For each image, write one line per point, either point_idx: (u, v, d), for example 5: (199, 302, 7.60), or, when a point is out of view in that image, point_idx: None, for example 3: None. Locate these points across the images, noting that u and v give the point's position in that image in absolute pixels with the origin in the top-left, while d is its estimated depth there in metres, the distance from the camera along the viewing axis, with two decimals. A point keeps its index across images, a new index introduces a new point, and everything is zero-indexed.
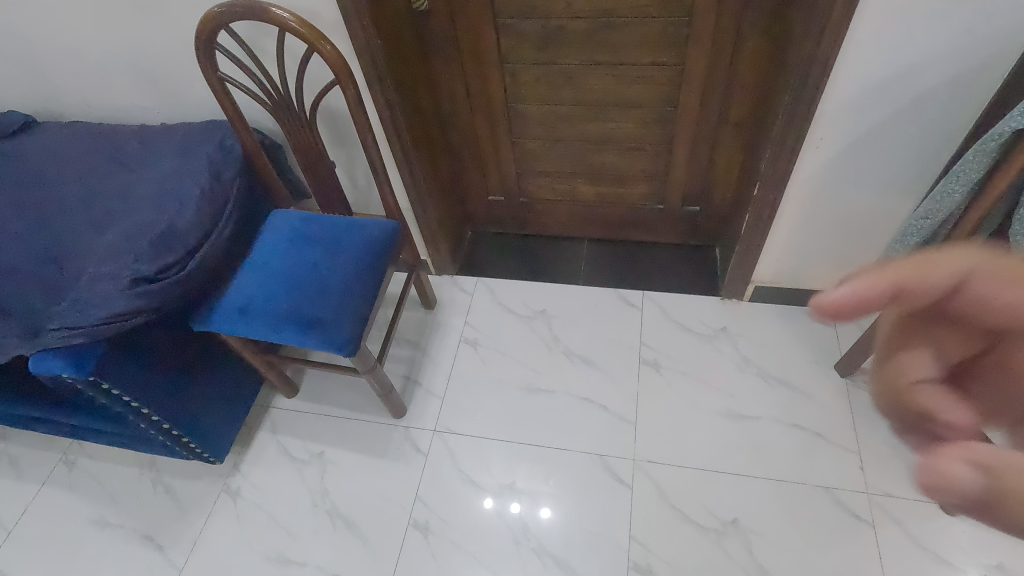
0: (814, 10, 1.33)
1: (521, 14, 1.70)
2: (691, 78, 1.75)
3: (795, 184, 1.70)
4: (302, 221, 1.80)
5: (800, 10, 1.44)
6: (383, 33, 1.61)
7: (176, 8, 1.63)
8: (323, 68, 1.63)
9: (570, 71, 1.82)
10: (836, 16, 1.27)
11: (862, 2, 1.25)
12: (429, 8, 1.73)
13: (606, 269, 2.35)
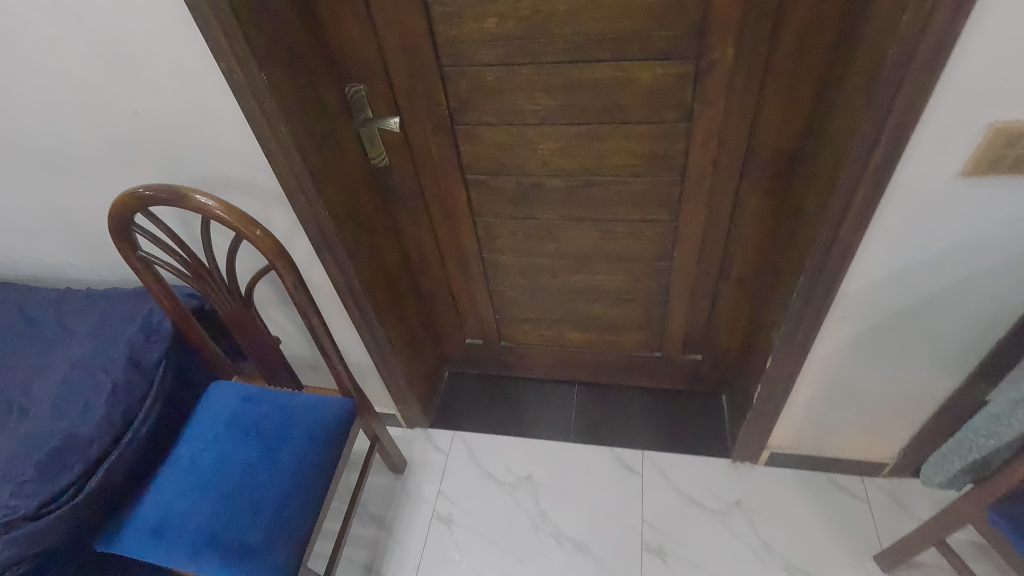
0: (830, 192, 1.12)
1: (492, 170, 1.51)
2: (686, 235, 1.54)
3: (814, 360, 1.45)
4: (242, 403, 1.52)
5: (809, 181, 1.24)
6: (335, 201, 1.41)
7: (100, 174, 1.43)
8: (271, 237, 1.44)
9: (550, 225, 1.62)
10: (858, 206, 1.07)
11: (888, 191, 1.04)
12: (389, 163, 1.54)
13: (600, 421, 2.07)
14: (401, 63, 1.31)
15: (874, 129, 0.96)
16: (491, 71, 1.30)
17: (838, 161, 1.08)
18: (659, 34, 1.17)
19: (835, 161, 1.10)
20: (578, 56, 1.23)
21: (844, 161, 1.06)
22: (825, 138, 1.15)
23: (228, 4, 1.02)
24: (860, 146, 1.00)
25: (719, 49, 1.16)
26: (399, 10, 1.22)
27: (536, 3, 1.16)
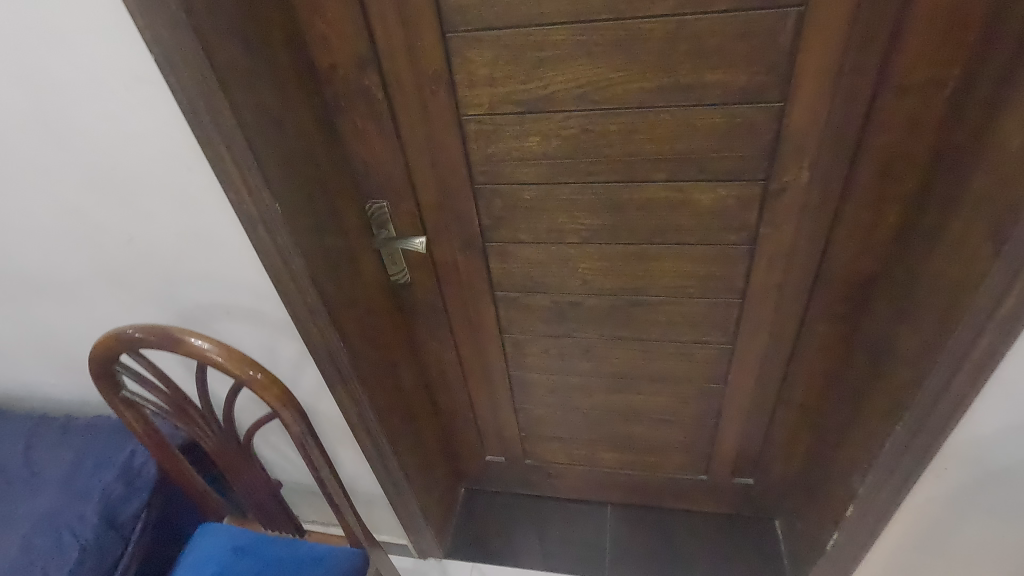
0: (935, 337, 0.96)
1: (525, 288, 1.36)
2: (744, 358, 1.37)
3: (904, 511, 1.24)
4: (231, 558, 1.28)
5: (898, 314, 1.08)
6: (352, 328, 1.24)
7: (88, 296, 1.27)
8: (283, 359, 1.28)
9: (589, 343, 1.45)
10: (978, 359, 0.89)
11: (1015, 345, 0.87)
12: (410, 279, 1.39)
13: (638, 553, 1.82)
14: (430, 180, 1.19)
15: (1005, 279, 0.80)
16: (530, 189, 1.16)
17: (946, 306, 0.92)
18: (723, 155, 1.04)
19: (941, 303, 0.94)
20: (631, 176, 1.10)
21: (958, 307, 0.89)
22: (922, 271, 0.99)
23: (242, 133, 0.88)
24: (983, 295, 0.84)
25: (793, 172, 1.02)
26: (431, 128, 1.10)
27: (585, 122, 1.04)
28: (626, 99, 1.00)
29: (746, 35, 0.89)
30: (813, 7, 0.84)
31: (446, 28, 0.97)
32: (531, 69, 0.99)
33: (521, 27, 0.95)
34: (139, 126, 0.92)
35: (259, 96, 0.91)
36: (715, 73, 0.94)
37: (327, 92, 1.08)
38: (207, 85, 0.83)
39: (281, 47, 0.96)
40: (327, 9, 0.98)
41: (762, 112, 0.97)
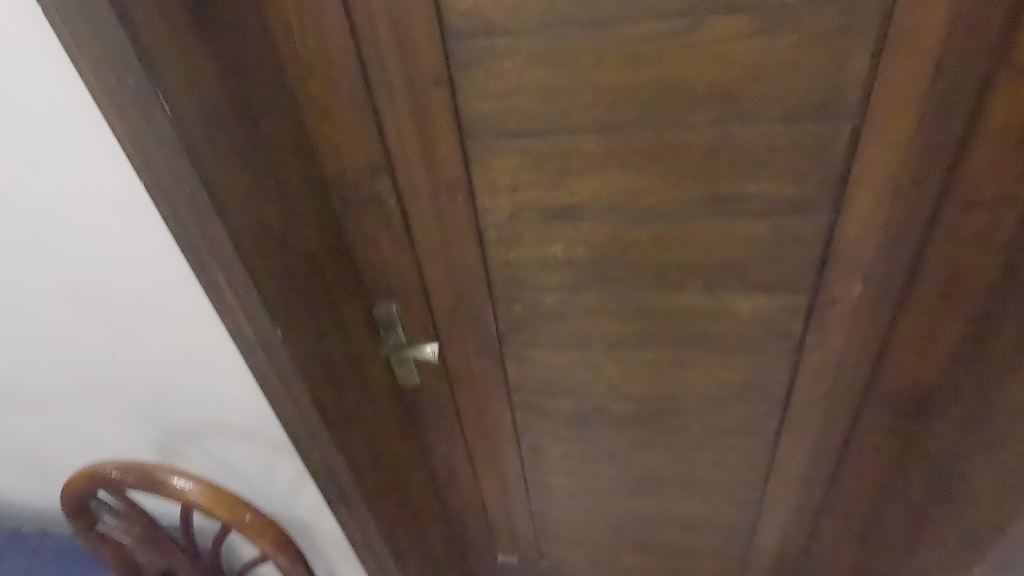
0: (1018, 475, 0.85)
1: (545, 392, 1.25)
2: (785, 467, 1.25)
3: None
4: None
5: (965, 436, 0.97)
6: (357, 446, 1.12)
7: (67, 410, 1.16)
8: (281, 472, 1.16)
9: (613, 447, 1.33)
10: None
11: None
12: (420, 382, 1.27)
13: None
14: (444, 284, 1.09)
15: None
16: (553, 295, 1.07)
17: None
18: (767, 265, 0.95)
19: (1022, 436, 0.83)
20: (664, 284, 1.01)
21: None
22: (996, 396, 0.89)
23: (241, 258, 0.79)
24: None
25: (844, 283, 0.93)
26: (447, 233, 1.02)
27: (615, 230, 0.96)
28: (660, 208, 0.92)
29: (796, 148, 0.82)
30: (870, 121, 0.77)
31: (466, 136, 0.90)
32: (557, 177, 0.92)
33: (548, 136, 0.88)
34: (127, 248, 0.83)
35: (262, 215, 0.83)
36: (760, 185, 0.86)
37: (336, 196, 1.00)
38: (203, 211, 0.74)
39: (288, 157, 0.88)
40: (338, 116, 0.91)
41: (812, 224, 0.89)
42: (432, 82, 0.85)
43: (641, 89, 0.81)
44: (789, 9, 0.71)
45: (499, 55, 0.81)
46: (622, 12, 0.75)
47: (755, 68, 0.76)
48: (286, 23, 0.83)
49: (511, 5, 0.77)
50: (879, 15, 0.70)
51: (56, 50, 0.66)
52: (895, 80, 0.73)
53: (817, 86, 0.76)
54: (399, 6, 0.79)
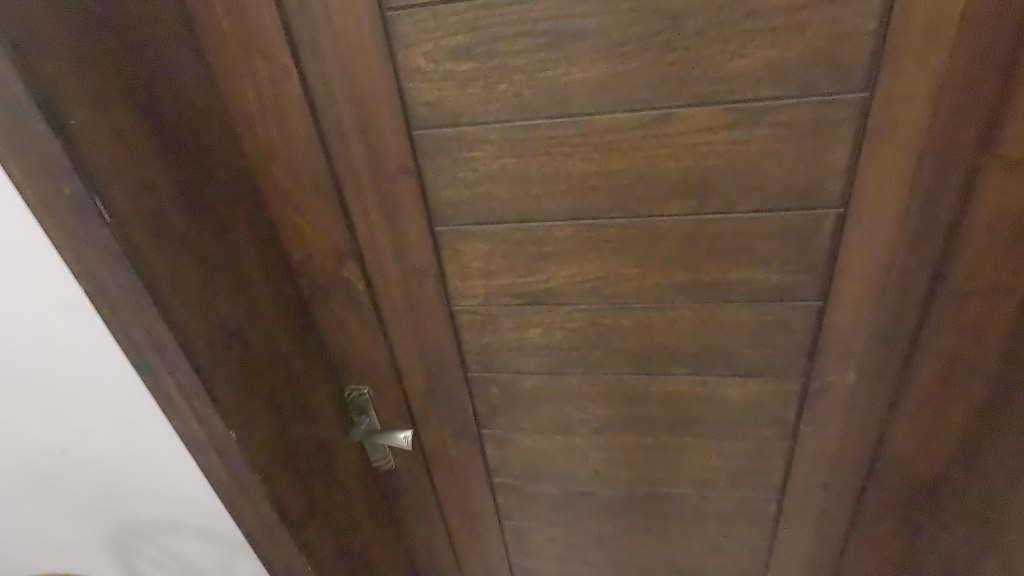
0: None
1: (526, 476, 1.17)
2: (786, 556, 1.16)
3: None
4: None
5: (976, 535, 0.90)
6: (323, 545, 1.03)
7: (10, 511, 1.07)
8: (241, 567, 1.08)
9: (601, 533, 1.24)
10: None
11: None
12: (395, 466, 1.19)
13: None
14: (417, 367, 1.04)
15: None
16: (531, 378, 1.02)
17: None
18: (755, 350, 0.89)
19: None
20: (647, 368, 0.95)
21: None
22: (1006, 495, 0.83)
23: (188, 359, 0.74)
24: None
25: (837, 371, 0.88)
26: (418, 316, 0.97)
27: (594, 315, 0.91)
28: (640, 293, 0.87)
29: (779, 235, 0.78)
30: (854, 210, 0.74)
31: (434, 222, 0.86)
32: (531, 262, 0.88)
33: (520, 222, 0.84)
34: (71, 347, 0.78)
35: (214, 310, 0.78)
36: (742, 271, 0.82)
37: (301, 280, 0.96)
38: (144, 314, 0.69)
39: (247, 245, 0.84)
40: (301, 201, 0.87)
41: (799, 310, 0.84)
42: (398, 170, 0.82)
43: (614, 177, 0.77)
44: (763, 101, 0.69)
45: (467, 144, 0.78)
46: (592, 103, 0.72)
47: (731, 157, 0.73)
48: (247, 113, 0.80)
49: (477, 96, 0.75)
50: (855, 107, 0.67)
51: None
52: (877, 171, 0.70)
53: (796, 175, 0.73)
54: (361, 97, 0.76)
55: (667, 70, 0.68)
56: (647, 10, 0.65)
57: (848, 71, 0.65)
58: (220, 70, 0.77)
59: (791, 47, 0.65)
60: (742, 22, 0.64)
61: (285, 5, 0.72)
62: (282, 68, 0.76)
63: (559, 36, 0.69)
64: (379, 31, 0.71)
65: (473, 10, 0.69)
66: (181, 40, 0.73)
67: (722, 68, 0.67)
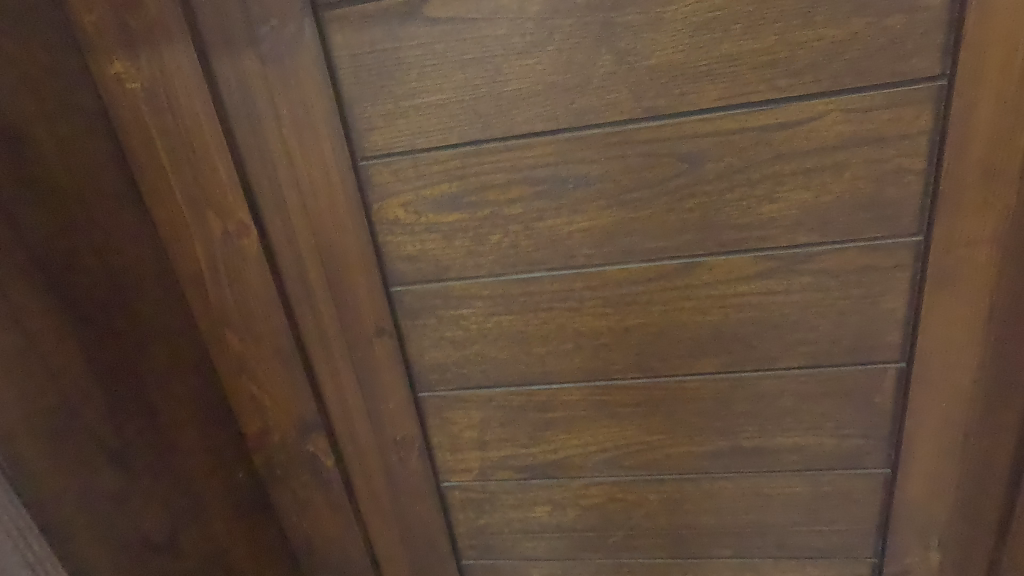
0: None
1: None
2: None
3: None
4: None
5: None
6: None
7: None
8: None
9: None
10: None
11: None
12: None
13: None
14: (398, 557, 0.84)
15: None
16: (539, 567, 0.82)
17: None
18: (814, 528, 0.73)
19: None
20: (684, 551, 0.78)
21: None
22: None
23: None
24: None
25: (918, 552, 0.71)
26: (399, 497, 0.80)
27: (613, 490, 0.75)
28: (668, 465, 0.73)
29: (831, 394, 0.65)
30: (919, 365, 0.62)
31: (418, 387, 0.73)
32: (534, 431, 0.73)
33: (519, 385, 0.70)
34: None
35: (135, 526, 0.60)
36: (790, 436, 0.68)
37: (258, 458, 0.80)
38: (30, 550, 0.51)
39: (188, 428, 0.69)
40: (259, 369, 0.74)
41: (863, 480, 0.69)
42: (374, 331, 0.69)
43: (630, 333, 0.65)
44: (799, 247, 0.59)
45: (455, 300, 0.67)
46: (600, 255, 0.62)
47: (767, 309, 0.62)
48: (196, 273, 0.69)
49: (466, 248, 0.64)
50: (910, 252, 0.58)
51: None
52: (941, 322, 0.60)
53: (846, 328, 0.62)
54: (330, 252, 0.65)
55: (687, 217, 0.59)
56: (660, 153, 0.57)
57: (898, 213, 0.56)
58: (166, 228, 0.67)
59: (829, 189, 0.56)
60: (769, 164, 0.56)
61: (244, 156, 0.63)
62: (238, 224, 0.65)
63: (559, 182, 0.60)
64: (351, 184, 0.62)
65: (460, 158, 0.60)
66: (118, 198, 0.63)
67: (750, 213, 0.58)
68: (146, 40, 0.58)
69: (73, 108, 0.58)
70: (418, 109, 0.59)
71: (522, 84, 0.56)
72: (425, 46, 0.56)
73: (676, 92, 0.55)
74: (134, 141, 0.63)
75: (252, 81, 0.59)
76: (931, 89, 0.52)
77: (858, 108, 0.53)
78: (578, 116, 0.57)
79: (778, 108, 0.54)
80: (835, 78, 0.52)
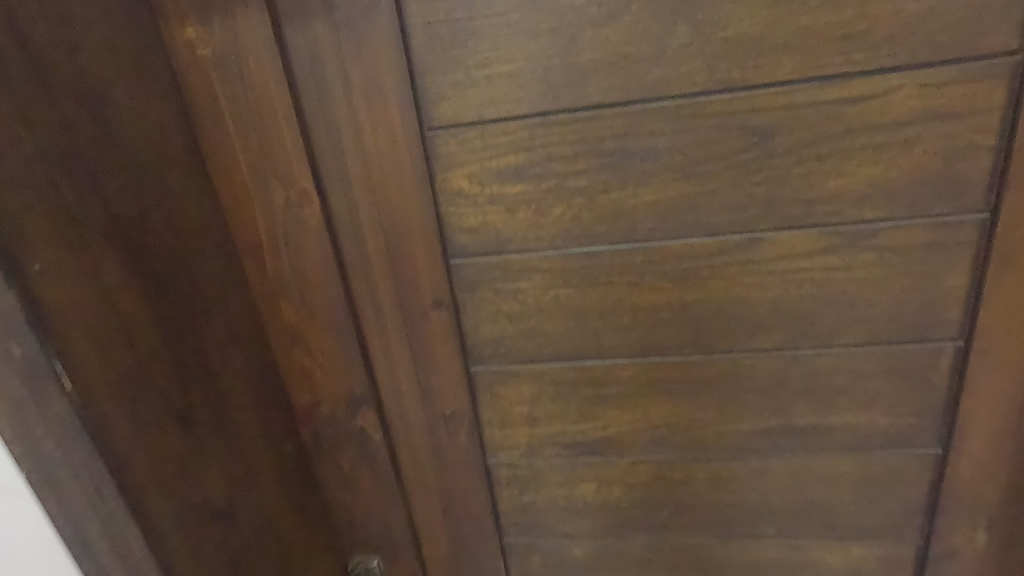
0: None
1: None
2: None
3: None
4: None
5: None
6: None
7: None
8: None
9: None
10: None
11: None
12: None
13: None
14: (441, 533, 0.85)
15: None
16: (581, 545, 0.83)
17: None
18: (861, 508, 0.74)
19: None
20: (728, 531, 0.78)
21: None
22: None
23: (158, 561, 0.55)
24: None
25: (965, 532, 0.72)
26: (445, 472, 0.80)
27: (661, 468, 0.76)
28: (719, 443, 0.73)
29: (887, 373, 0.66)
30: (979, 344, 0.62)
31: (471, 361, 0.73)
32: (586, 407, 0.73)
33: (573, 361, 0.71)
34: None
35: (198, 491, 0.61)
36: (843, 415, 0.69)
37: (306, 431, 0.80)
38: (106, 508, 0.52)
39: (245, 397, 0.69)
40: (312, 341, 0.74)
41: (913, 460, 0.70)
42: (431, 303, 0.69)
43: (689, 310, 0.66)
44: (865, 223, 0.59)
45: (514, 273, 0.67)
46: (663, 229, 0.63)
47: (829, 286, 0.63)
48: (256, 242, 0.69)
49: (528, 221, 0.65)
50: (975, 229, 0.58)
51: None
52: (1004, 299, 0.60)
53: (907, 305, 0.62)
54: (392, 223, 0.66)
55: (753, 191, 0.59)
56: (731, 127, 0.57)
57: (966, 190, 0.57)
58: (228, 197, 0.67)
59: (898, 165, 0.57)
60: (840, 139, 0.56)
61: (311, 124, 0.63)
62: (301, 193, 0.66)
63: (627, 155, 0.60)
64: (418, 153, 0.62)
65: (527, 129, 0.60)
66: (185, 164, 0.63)
67: (818, 187, 0.58)
68: (221, 6, 0.59)
69: (148, 71, 0.59)
70: (490, 79, 0.59)
71: (596, 55, 0.57)
72: (501, 15, 0.57)
73: (750, 65, 0.55)
74: (202, 108, 0.63)
75: (324, 49, 0.59)
76: (1007, 64, 0.52)
77: (934, 83, 0.53)
78: (651, 88, 0.57)
79: (853, 81, 0.54)
80: (912, 52, 0.53)
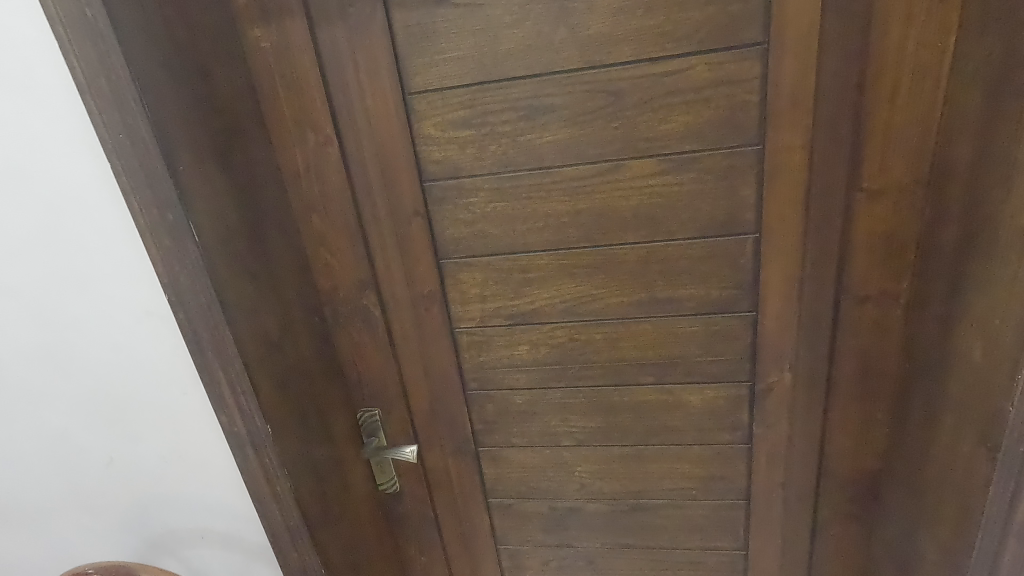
0: (937, 537, 0.90)
1: (521, 493, 1.27)
2: (759, 564, 1.24)
3: None
4: None
5: (900, 505, 1.04)
6: (335, 559, 1.12)
7: (38, 524, 1.14)
8: None
9: (591, 554, 1.31)
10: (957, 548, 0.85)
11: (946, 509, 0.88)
12: (400, 490, 1.30)
13: None
14: (422, 387, 1.19)
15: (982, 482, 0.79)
16: (521, 393, 1.17)
17: (957, 527, 0.85)
18: (708, 358, 1.07)
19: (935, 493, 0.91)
20: (621, 379, 1.12)
21: (948, 497, 0.87)
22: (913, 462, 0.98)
23: (241, 357, 0.90)
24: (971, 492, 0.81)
25: (776, 373, 1.05)
26: (424, 339, 1.15)
27: (572, 332, 1.10)
28: (609, 312, 1.07)
29: (713, 257, 0.99)
30: (766, 234, 0.95)
31: (440, 255, 1.07)
32: (518, 288, 1.08)
33: (508, 253, 1.05)
34: (153, 334, 0.93)
35: (263, 325, 0.96)
36: (688, 288, 1.02)
37: (328, 309, 1.15)
38: (213, 317, 0.87)
39: (289, 275, 1.04)
40: (332, 241, 1.08)
41: (737, 320, 1.03)
42: (412, 213, 1.04)
43: (581, 215, 0.99)
44: (686, 153, 0.92)
45: (466, 191, 1.01)
46: (561, 159, 0.96)
47: (669, 196, 0.96)
48: (296, 172, 1.04)
49: (474, 155, 0.98)
50: (755, 156, 0.91)
51: (120, 209, 0.84)
52: (778, 203, 0.93)
53: (720, 209, 0.95)
54: (385, 157, 1.00)
55: (614, 132, 0.93)
56: (598, 90, 0.91)
57: (745, 130, 0.90)
58: (278, 140, 1.02)
59: (702, 114, 0.90)
60: (665, 98, 0.89)
61: (332, 92, 0.97)
62: (326, 138, 1.00)
63: (535, 109, 0.94)
64: (402, 109, 0.96)
65: (471, 93, 0.94)
66: (253, 117, 0.97)
67: (655, 129, 0.92)
68: (276, 16, 0.93)
69: (232, 57, 0.93)
70: (446, 61, 0.93)
71: (511, 45, 0.90)
72: (452, 21, 0.90)
73: (606, 51, 0.88)
74: (263, 81, 0.98)
75: (341, 42, 0.93)
76: (759, 50, 0.85)
77: (716, 62, 0.86)
78: (546, 66, 0.90)
79: (669, 61, 0.87)
80: (702, 43, 0.86)
